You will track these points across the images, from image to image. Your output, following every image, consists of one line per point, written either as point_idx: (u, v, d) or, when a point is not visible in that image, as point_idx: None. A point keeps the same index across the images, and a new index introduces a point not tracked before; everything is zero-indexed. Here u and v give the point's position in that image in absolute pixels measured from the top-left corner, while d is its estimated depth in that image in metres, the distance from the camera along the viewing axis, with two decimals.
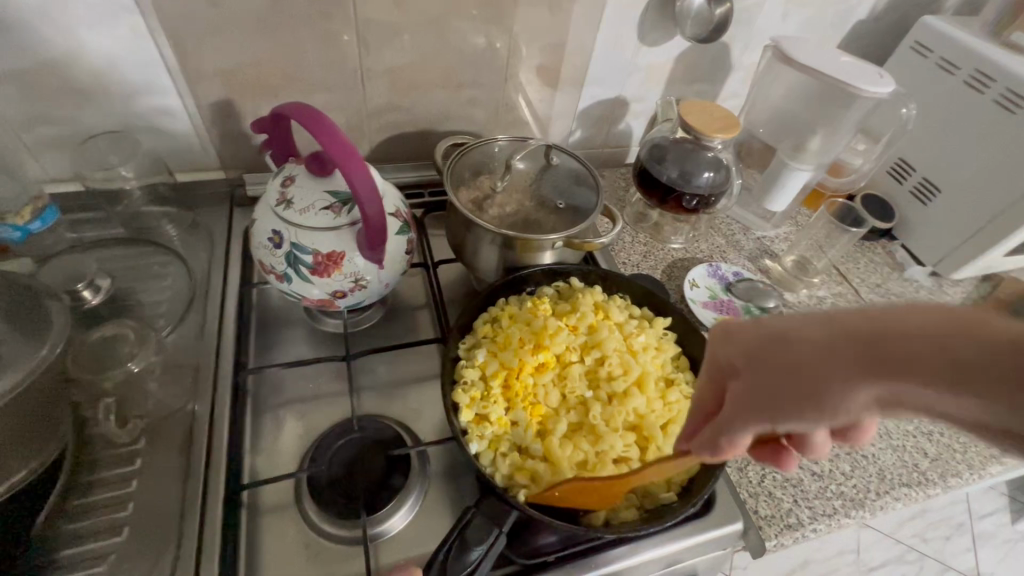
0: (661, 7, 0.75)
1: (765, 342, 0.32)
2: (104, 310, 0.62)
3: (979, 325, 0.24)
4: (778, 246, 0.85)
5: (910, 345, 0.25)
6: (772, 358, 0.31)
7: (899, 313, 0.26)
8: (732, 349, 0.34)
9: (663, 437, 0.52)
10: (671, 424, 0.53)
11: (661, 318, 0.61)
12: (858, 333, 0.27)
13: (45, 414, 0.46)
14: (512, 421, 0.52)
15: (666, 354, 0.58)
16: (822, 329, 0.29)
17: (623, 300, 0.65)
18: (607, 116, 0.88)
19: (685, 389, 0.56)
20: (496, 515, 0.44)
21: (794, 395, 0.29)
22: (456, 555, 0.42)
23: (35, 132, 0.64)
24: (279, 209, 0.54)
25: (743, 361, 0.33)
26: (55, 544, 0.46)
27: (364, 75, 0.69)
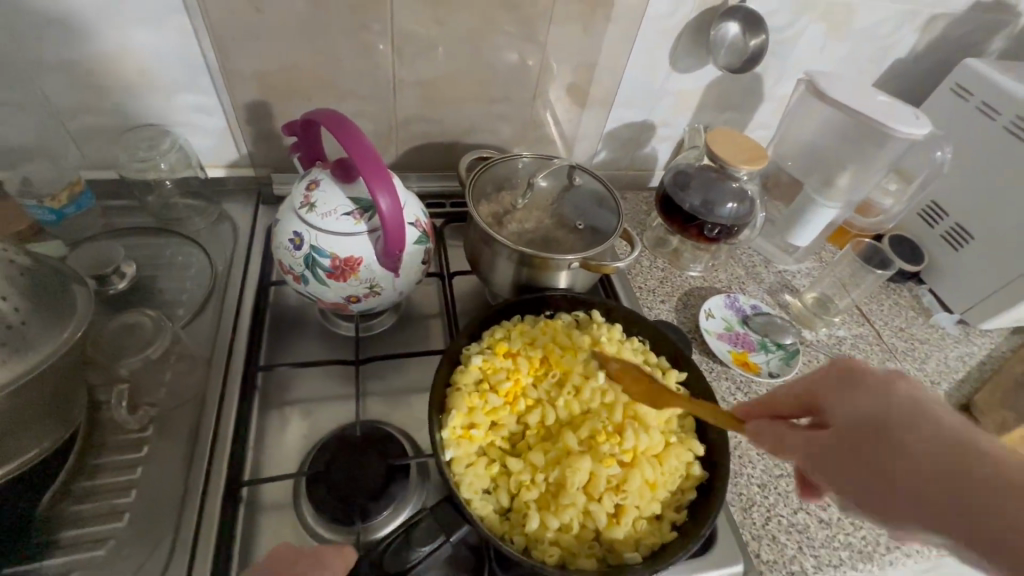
0: (696, 33, 0.75)
1: (908, 405, 0.33)
2: (128, 296, 0.63)
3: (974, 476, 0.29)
4: (799, 282, 0.83)
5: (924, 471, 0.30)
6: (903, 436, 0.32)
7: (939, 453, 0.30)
8: (867, 400, 0.35)
9: (644, 496, 0.49)
10: (656, 488, 0.49)
11: (675, 371, 0.58)
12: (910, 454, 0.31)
13: (64, 395, 0.47)
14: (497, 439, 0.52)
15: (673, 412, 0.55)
16: (993, 442, 0.30)
17: (641, 343, 0.62)
18: (634, 139, 0.88)
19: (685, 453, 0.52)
20: (447, 524, 0.44)
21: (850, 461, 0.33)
22: (395, 552, 0.43)
23: (79, 120, 0.66)
24: (301, 211, 0.55)
25: (862, 420, 0.34)
26: (58, 523, 0.46)
27: (396, 85, 0.71)
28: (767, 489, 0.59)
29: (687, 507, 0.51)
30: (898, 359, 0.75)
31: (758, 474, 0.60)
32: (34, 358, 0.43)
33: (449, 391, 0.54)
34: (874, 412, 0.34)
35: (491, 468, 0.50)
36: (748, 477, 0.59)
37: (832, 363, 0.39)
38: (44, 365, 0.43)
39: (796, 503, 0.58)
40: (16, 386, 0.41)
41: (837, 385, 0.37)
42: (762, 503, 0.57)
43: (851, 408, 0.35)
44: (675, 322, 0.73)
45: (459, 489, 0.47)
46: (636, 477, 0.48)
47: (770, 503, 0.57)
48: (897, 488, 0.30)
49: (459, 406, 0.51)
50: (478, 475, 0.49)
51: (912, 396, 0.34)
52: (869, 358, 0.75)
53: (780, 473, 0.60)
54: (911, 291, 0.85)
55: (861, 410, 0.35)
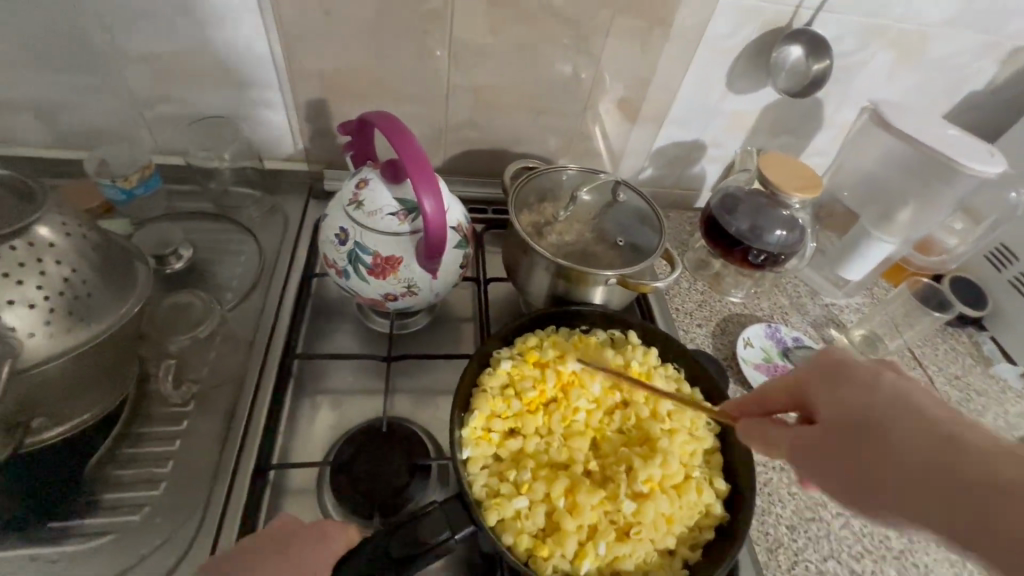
0: (755, 55, 0.73)
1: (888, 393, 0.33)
2: (182, 276, 0.67)
3: (983, 476, 0.28)
4: (847, 317, 0.80)
5: (933, 480, 0.29)
6: (880, 433, 0.32)
7: (925, 447, 0.30)
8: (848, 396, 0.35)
9: (658, 529, 0.46)
10: (671, 522, 0.47)
11: (707, 405, 0.56)
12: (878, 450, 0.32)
13: (120, 364, 0.50)
14: (515, 444, 0.51)
15: (700, 448, 0.53)
16: (965, 429, 0.30)
17: (676, 371, 0.60)
18: (682, 158, 0.86)
19: (707, 490, 0.49)
20: (455, 520, 0.43)
21: (849, 462, 0.33)
22: (403, 533, 0.41)
23: (155, 108, 0.71)
24: (349, 207, 0.57)
25: (847, 415, 0.34)
26: (102, 485, 0.49)
27: (450, 91, 0.73)
28: (796, 531, 0.56)
29: (702, 547, 0.48)
30: None
31: (787, 515, 0.57)
32: (99, 326, 0.45)
33: (475, 390, 0.54)
34: (863, 408, 0.34)
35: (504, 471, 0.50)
36: (776, 517, 0.57)
37: (815, 358, 0.38)
38: (106, 334, 0.45)
39: (827, 550, 0.55)
40: (79, 352, 0.44)
41: (822, 378, 0.37)
42: (789, 546, 0.55)
43: (830, 400, 0.35)
44: (711, 348, 0.71)
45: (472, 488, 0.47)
46: (652, 507, 0.46)
47: (798, 547, 0.55)
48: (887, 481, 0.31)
49: (483, 407, 0.51)
50: (492, 478, 0.49)
51: (891, 393, 0.33)
52: None
53: (811, 516, 0.57)
54: (971, 337, 0.80)
55: (842, 408, 0.34)
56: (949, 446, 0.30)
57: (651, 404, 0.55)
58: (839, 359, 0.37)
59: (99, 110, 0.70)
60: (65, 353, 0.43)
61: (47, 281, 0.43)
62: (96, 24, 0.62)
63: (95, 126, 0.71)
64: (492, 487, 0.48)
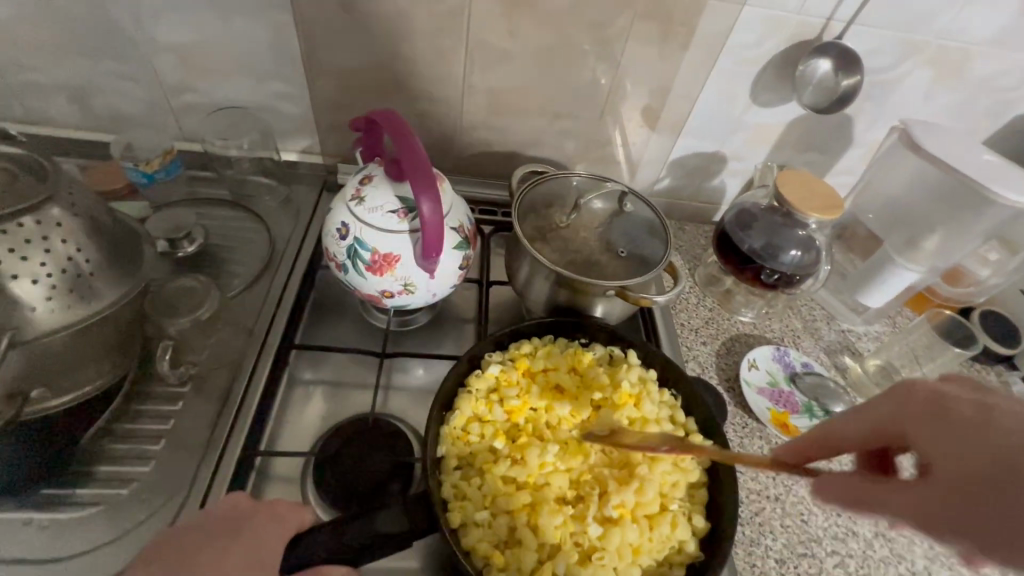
0: (782, 67, 0.71)
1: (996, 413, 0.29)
2: (194, 259, 0.69)
3: None
4: (865, 345, 0.76)
5: None
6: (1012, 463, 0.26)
7: None
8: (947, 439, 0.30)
9: (622, 558, 0.45)
10: (638, 553, 0.46)
11: (699, 436, 0.54)
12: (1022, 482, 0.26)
13: (123, 340, 0.52)
14: (491, 450, 0.51)
15: (685, 482, 0.51)
16: None
17: (672, 397, 0.58)
18: (701, 170, 0.83)
19: (683, 525, 0.47)
20: (414, 517, 0.43)
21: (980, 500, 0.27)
22: (361, 522, 0.41)
23: (181, 96, 0.73)
24: (351, 203, 0.57)
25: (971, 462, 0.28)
26: (97, 458, 0.51)
27: (465, 91, 0.73)
28: (786, 566, 0.53)
29: None
30: None
31: (778, 548, 0.55)
32: (99, 305, 0.47)
33: (462, 391, 0.54)
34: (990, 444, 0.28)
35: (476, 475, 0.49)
36: (766, 549, 0.54)
37: (901, 390, 0.34)
38: (109, 310, 0.47)
39: None
40: (78, 329, 0.45)
41: (922, 415, 0.32)
42: None
43: (945, 446, 0.29)
44: (714, 368, 0.69)
45: (440, 487, 0.47)
46: (617, 535, 0.45)
47: None
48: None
49: (465, 408, 0.51)
50: (463, 481, 0.49)
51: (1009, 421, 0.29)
52: None
53: (803, 552, 0.55)
54: (1000, 376, 0.75)
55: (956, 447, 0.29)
56: None
57: (638, 427, 0.53)
58: (929, 390, 0.33)
59: (128, 95, 0.73)
60: (64, 329, 0.45)
61: (52, 260, 0.44)
62: (127, 14, 0.65)
63: (125, 111, 0.75)
64: (460, 489, 0.48)
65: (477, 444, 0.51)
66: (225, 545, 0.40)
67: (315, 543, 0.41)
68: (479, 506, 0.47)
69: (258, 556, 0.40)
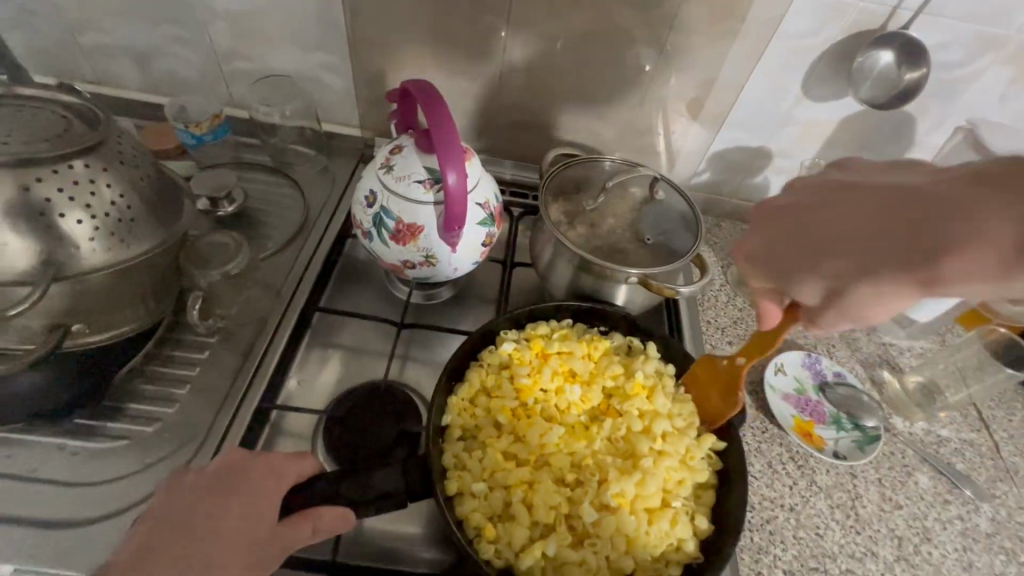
0: (838, 58, 0.67)
1: (794, 228, 0.39)
2: (232, 219, 0.72)
3: (874, 240, 0.34)
4: (906, 361, 0.71)
5: (849, 266, 0.35)
6: (856, 260, 0.35)
7: (851, 248, 0.35)
8: (783, 236, 0.39)
9: (615, 548, 0.44)
10: (633, 545, 0.45)
11: (712, 437, 0.52)
12: (850, 274, 0.35)
13: (158, 287, 0.54)
14: (495, 425, 0.51)
15: (691, 482, 0.49)
16: (857, 219, 0.35)
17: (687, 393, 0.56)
18: (744, 165, 0.80)
19: (683, 524, 0.46)
20: (409, 480, 0.43)
21: (842, 297, 0.37)
22: (359, 479, 0.42)
23: (233, 63, 0.76)
24: (380, 172, 0.58)
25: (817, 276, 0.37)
26: (127, 395, 0.54)
27: (504, 70, 0.72)
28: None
29: None
30: (1014, 483, 0.61)
31: (787, 558, 0.52)
32: (138, 249, 0.49)
33: (473, 365, 0.54)
34: (802, 254, 0.38)
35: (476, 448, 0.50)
36: (774, 558, 0.52)
37: (747, 254, 0.42)
38: (147, 255, 0.50)
39: None
40: (115, 269, 0.48)
41: (762, 261, 0.41)
42: None
43: (805, 286, 0.38)
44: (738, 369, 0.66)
45: (441, 455, 0.48)
46: (612, 522, 0.45)
47: None
48: (882, 293, 0.34)
49: (473, 380, 0.52)
50: (464, 451, 0.49)
51: (828, 236, 0.36)
52: (975, 472, 0.62)
53: (814, 566, 0.52)
54: None
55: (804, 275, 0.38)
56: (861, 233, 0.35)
57: (647, 420, 0.52)
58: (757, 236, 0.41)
59: (184, 61, 0.76)
60: (103, 269, 0.47)
61: (95, 202, 0.47)
62: None
63: (180, 75, 0.78)
64: (460, 460, 0.48)
65: (482, 417, 0.51)
66: (217, 504, 0.40)
67: (314, 495, 0.42)
68: (477, 477, 0.47)
69: (258, 511, 0.40)
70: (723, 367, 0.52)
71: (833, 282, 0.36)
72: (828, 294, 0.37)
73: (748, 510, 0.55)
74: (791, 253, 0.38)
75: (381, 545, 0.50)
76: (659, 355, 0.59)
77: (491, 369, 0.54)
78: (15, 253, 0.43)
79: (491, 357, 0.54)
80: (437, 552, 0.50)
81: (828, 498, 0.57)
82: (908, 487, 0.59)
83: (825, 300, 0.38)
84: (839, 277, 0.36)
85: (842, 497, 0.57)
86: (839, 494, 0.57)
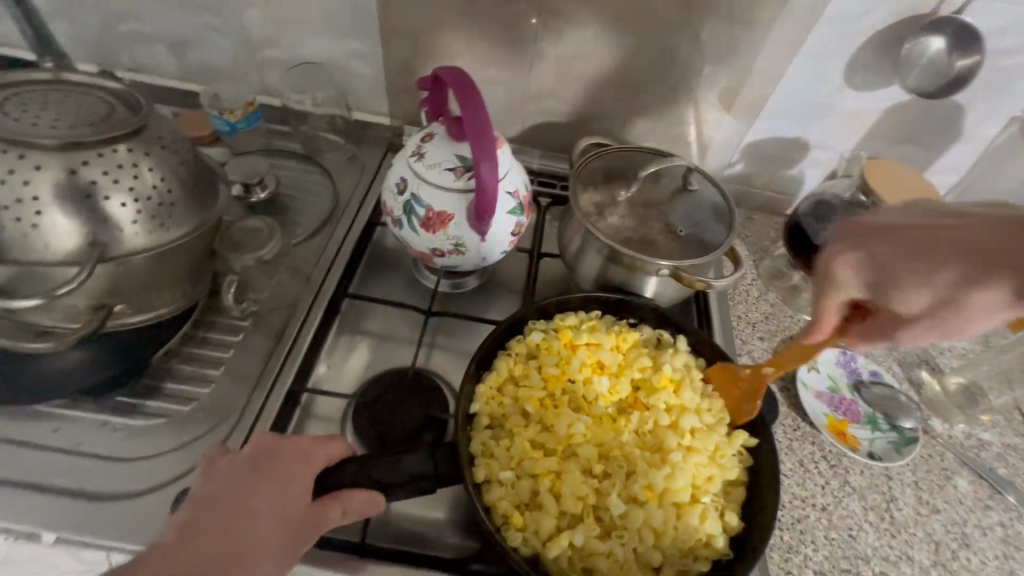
0: (885, 45, 0.64)
1: (901, 244, 0.41)
2: (264, 206, 0.73)
3: (987, 260, 0.37)
4: (947, 362, 0.68)
5: (959, 284, 0.39)
6: (967, 280, 0.38)
7: (963, 268, 0.38)
8: (889, 247, 0.41)
9: (643, 541, 0.44)
10: (660, 539, 0.45)
11: (744, 433, 0.51)
12: (958, 292, 0.39)
13: (194, 270, 0.55)
14: (523, 414, 0.51)
15: (721, 478, 0.48)
16: (966, 241, 0.38)
17: None
18: (780, 156, 0.77)
19: (712, 520, 0.45)
20: (438, 465, 0.44)
21: (941, 312, 0.41)
22: (390, 463, 0.43)
23: (266, 51, 0.77)
24: (411, 159, 0.58)
25: (920, 294, 0.41)
26: (165, 375, 0.56)
27: (535, 57, 0.71)
28: None
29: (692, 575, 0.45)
30: None
31: (817, 558, 0.51)
32: (178, 232, 0.50)
33: (501, 354, 0.54)
34: (907, 271, 0.40)
35: (504, 437, 0.49)
36: (804, 558, 0.51)
37: (843, 264, 0.44)
38: (186, 238, 0.51)
39: None
40: (156, 251, 0.49)
41: (857, 274, 0.43)
42: None
43: (906, 300, 0.41)
44: (769, 365, 0.65)
45: (469, 442, 0.48)
46: (640, 515, 0.44)
47: None
48: (983, 307, 0.39)
49: (501, 369, 0.52)
50: (491, 439, 0.49)
51: (939, 255, 0.39)
52: (1018, 478, 0.59)
53: (845, 567, 0.51)
54: None
55: (907, 292, 0.41)
56: (970, 254, 0.38)
57: (675, 415, 0.51)
58: (858, 250, 0.43)
59: (220, 48, 0.77)
60: (145, 251, 0.48)
61: (138, 185, 0.48)
62: None
63: (215, 63, 0.79)
64: (488, 447, 0.48)
65: (509, 406, 0.51)
66: (250, 484, 0.41)
67: (345, 477, 0.42)
68: (505, 466, 0.47)
69: (290, 493, 0.41)
70: (745, 375, 0.52)
71: (945, 289, 0.39)
72: (936, 300, 0.40)
73: (778, 509, 0.54)
74: (898, 263, 0.41)
75: (408, 530, 0.50)
76: (688, 349, 0.58)
77: (520, 358, 0.54)
78: (63, 234, 0.45)
79: (519, 346, 0.54)
80: (463, 538, 0.50)
81: (862, 499, 0.55)
82: (946, 491, 0.57)
83: (932, 305, 0.41)
84: (950, 283, 0.39)
85: (876, 499, 0.56)
86: (873, 496, 0.56)
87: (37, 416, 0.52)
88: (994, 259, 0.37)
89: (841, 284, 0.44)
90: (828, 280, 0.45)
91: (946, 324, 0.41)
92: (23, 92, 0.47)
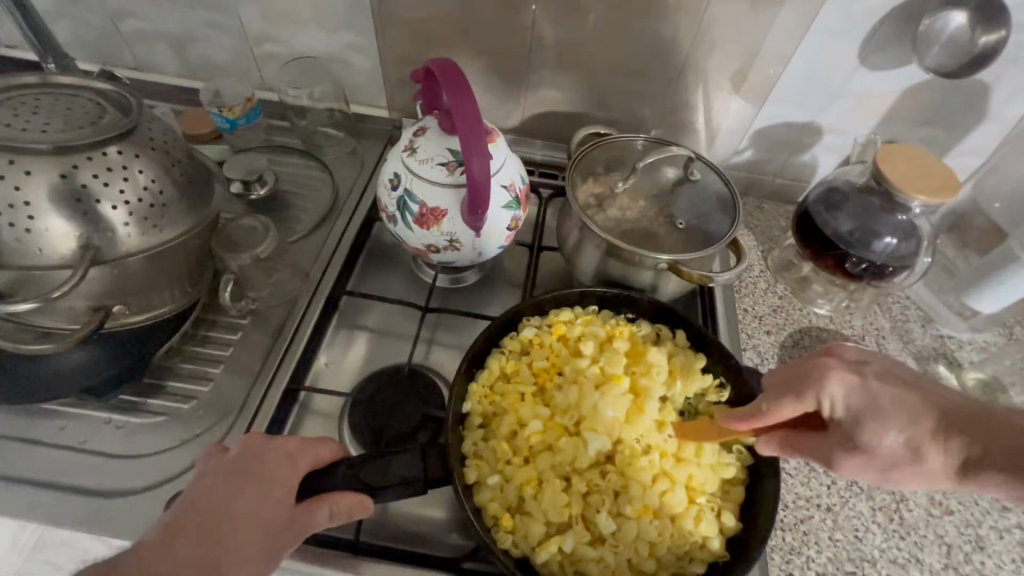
0: (901, 22, 0.61)
1: (897, 389, 0.41)
2: (264, 203, 0.73)
3: (960, 433, 0.39)
4: (966, 356, 0.66)
5: (926, 444, 0.39)
6: (934, 442, 0.39)
7: (939, 434, 0.39)
8: (888, 387, 0.41)
9: (635, 546, 0.44)
10: (654, 544, 0.44)
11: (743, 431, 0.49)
12: (922, 449, 0.40)
13: (191, 270, 0.56)
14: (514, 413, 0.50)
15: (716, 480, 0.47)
16: (951, 412, 0.40)
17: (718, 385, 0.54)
18: (791, 142, 0.74)
19: (707, 522, 0.45)
20: (429, 465, 0.43)
21: (890, 462, 0.41)
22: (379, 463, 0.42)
23: (264, 46, 0.77)
24: (404, 154, 0.57)
25: (882, 435, 0.40)
26: (168, 373, 0.57)
27: (533, 45, 0.69)
28: None
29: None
30: None
31: (821, 560, 0.50)
32: (171, 234, 0.51)
33: (494, 351, 0.54)
34: (887, 410, 0.40)
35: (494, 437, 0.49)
36: (807, 560, 0.50)
37: (828, 374, 0.42)
38: (179, 240, 0.51)
39: None
40: (149, 253, 0.49)
41: (835, 392, 0.42)
42: None
43: (867, 433, 0.41)
44: (775, 360, 0.63)
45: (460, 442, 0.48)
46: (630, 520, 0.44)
47: None
48: (925, 472, 0.40)
49: (493, 367, 0.51)
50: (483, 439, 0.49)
51: (920, 413, 0.40)
52: None
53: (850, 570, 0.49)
54: None
55: (873, 430, 0.41)
56: (947, 424, 0.39)
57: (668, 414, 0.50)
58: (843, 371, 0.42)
59: (218, 45, 0.77)
60: (138, 253, 0.49)
61: (128, 188, 0.48)
62: None
63: (214, 59, 0.79)
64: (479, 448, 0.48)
65: (501, 405, 0.50)
66: (241, 484, 0.41)
67: (335, 477, 0.42)
68: (495, 467, 0.47)
69: (277, 495, 0.41)
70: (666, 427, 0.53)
71: (912, 439, 0.40)
72: (900, 448, 0.40)
73: (780, 509, 0.52)
74: (886, 401, 0.40)
75: (403, 527, 0.50)
76: (689, 347, 0.56)
77: (513, 356, 0.53)
78: (56, 238, 0.45)
79: (512, 343, 0.54)
80: (458, 535, 0.50)
81: (870, 499, 0.54)
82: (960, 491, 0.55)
83: (893, 451, 0.41)
84: (921, 436, 0.39)
85: (885, 499, 0.54)
86: (882, 496, 0.54)
87: (47, 413, 0.53)
88: (969, 437, 0.38)
89: (825, 395, 0.42)
90: (814, 381, 0.42)
91: (883, 471, 0.42)
92: (16, 97, 0.48)
